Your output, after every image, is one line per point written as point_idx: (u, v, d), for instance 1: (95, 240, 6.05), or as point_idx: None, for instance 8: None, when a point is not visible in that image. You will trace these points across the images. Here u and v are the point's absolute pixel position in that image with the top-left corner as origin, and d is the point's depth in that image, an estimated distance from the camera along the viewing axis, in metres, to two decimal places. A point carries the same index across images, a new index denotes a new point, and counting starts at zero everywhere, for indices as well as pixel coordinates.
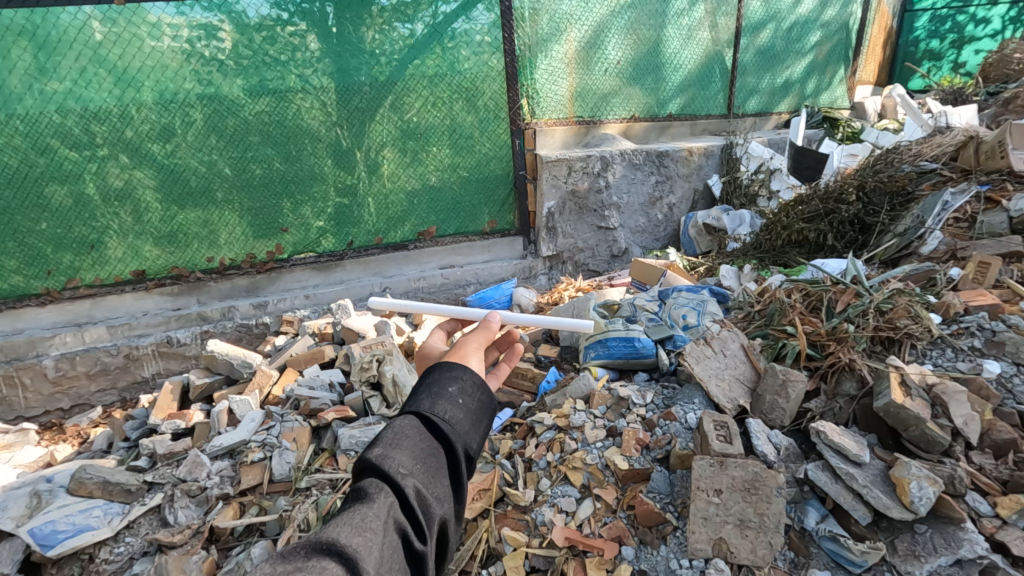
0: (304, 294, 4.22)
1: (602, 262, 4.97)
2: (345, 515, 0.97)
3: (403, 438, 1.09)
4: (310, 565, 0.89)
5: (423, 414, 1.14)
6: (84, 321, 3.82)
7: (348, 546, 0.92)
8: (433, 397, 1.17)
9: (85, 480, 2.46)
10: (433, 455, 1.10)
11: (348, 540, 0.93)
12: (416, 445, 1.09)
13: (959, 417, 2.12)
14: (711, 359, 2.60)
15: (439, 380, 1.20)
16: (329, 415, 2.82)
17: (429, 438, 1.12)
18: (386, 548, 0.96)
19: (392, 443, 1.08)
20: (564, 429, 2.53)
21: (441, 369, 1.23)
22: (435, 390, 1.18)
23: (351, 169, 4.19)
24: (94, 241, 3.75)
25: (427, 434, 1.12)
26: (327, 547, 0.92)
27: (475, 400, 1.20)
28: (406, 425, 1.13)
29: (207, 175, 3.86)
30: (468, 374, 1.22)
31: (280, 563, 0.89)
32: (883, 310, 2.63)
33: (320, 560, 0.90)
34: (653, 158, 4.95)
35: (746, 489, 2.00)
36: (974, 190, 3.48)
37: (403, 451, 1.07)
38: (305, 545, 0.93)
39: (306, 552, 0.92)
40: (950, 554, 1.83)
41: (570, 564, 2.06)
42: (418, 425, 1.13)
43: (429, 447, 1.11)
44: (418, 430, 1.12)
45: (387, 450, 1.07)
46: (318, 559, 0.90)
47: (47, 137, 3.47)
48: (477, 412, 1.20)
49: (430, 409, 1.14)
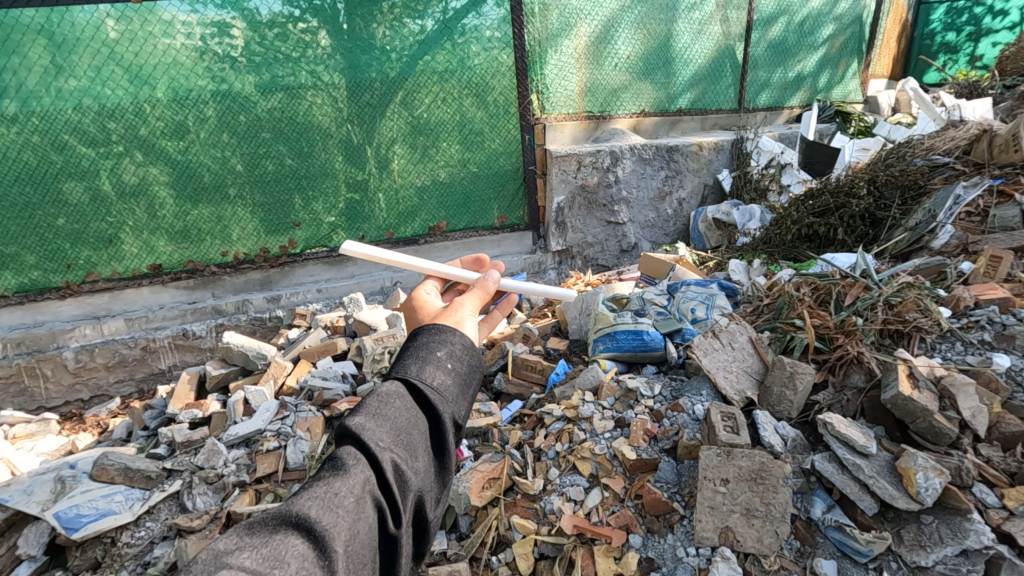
0: (316, 288, 4.28)
1: (612, 257, 4.99)
2: (317, 488, 1.00)
3: (388, 409, 1.13)
4: (277, 539, 0.92)
5: (410, 384, 1.19)
6: (102, 314, 3.91)
7: (316, 522, 0.94)
8: (419, 367, 1.21)
9: (106, 466, 2.54)
10: (415, 427, 1.14)
11: (316, 517, 0.95)
12: (399, 417, 1.13)
13: (967, 409, 2.12)
14: (719, 351, 2.62)
15: (427, 348, 1.24)
16: (343, 406, 2.89)
17: (414, 410, 1.16)
18: (356, 521, 0.99)
19: (375, 413, 1.11)
20: (573, 420, 2.57)
21: (431, 334, 1.28)
22: (424, 358, 1.22)
23: (363, 165, 4.24)
24: (111, 237, 3.83)
25: (412, 405, 1.16)
26: (296, 520, 0.95)
27: (459, 370, 1.25)
28: (392, 395, 1.16)
29: (221, 172, 3.93)
30: (457, 341, 1.28)
31: (249, 535, 0.92)
32: (891, 303, 2.62)
33: (287, 534, 0.93)
34: (662, 152, 4.95)
35: (753, 479, 2.02)
36: (986, 183, 3.45)
37: (386, 422, 1.10)
38: (275, 517, 0.95)
39: (276, 523, 0.95)
40: (956, 544, 1.84)
41: (579, 551, 2.09)
42: (402, 397, 1.17)
43: (412, 419, 1.15)
44: (403, 401, 1.16)
45: (370, 419, 1.10)
46: (286, 532, 0.93)
47: (64, 135, 3.54)
48: (460, 381, 1.25)
49: (418, 378, 1.19)
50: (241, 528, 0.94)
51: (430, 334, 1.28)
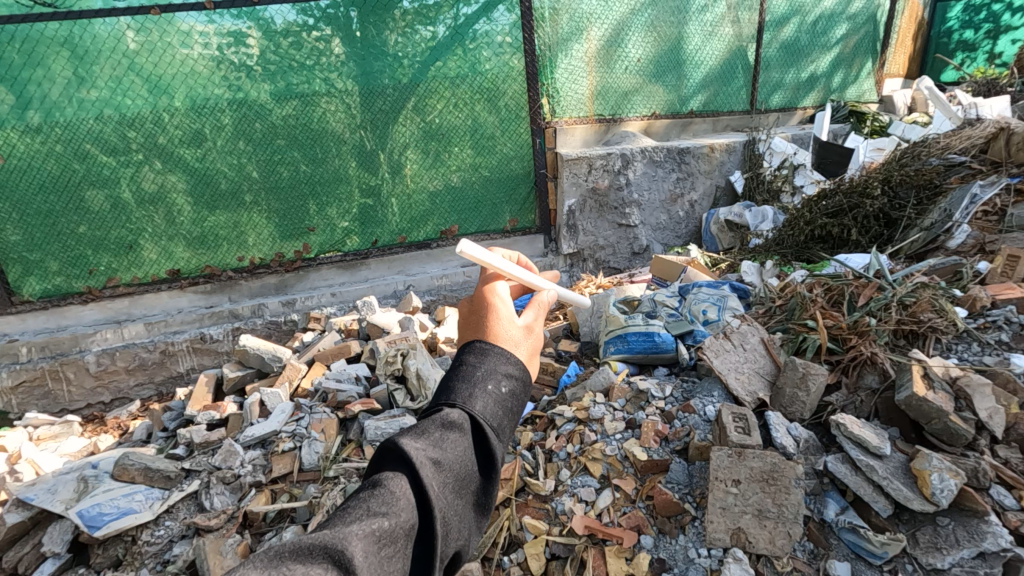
0: (330, 292, 4.36)
1: (623, 260, 5.01)
2: (361, 524, 0.99)
3: (447, 445, 1.14)
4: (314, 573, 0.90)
5: (475, 420, 1.19)
6: (122, 318, 4.01)
7: (355, 562, 0.93)
8: (483, 401, 1.22)
9: (128, 466, 2.60)
10: (467, 466, 1.16)
11: (358, 559, 0.94)
12: (456, 455, 1.14)
13: (983, 410, 2.10)
14: (731, 352, 2.59)
15: (489, 384, 1.24)
16: (356, 407, 2.94)
17: (468, 447, 1.17)
18: (389, 563, 0.99)
19: (434, 448, 1.13)
20: (584, 421, 2.57)
21: (497, 361, 1.27)
22: (489, 391, 1.23)
23: (375, 170, 4.30)
24: (131, 243, 3.93)
25: (468, 441, 1.18)
26: (337, 556, 0.93)
27: (513, 409, 1.27)
28: (453, 427, 1.17)
29: (237, 178, 4.01)
30: (520, 377, 1.30)
31: (288, 562, 0.90)
32: (905, 303, 2.57)
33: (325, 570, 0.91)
34: (674, 155, 4.95)
35: (764, 480, 2.02)
36: (1004, 182, 3.40)
37: (441, 460, 1.12)
38: (316, 547, 0.94)
39: (316, 554, 0.93)
40: (974, 546, 1.83)
41: (589, 551, 2.10)
42: (462, 430, 1.17)
43: (466, 459, 1.16)
44: (463, 438, 1.17)
45: (428, 454, 1.11)
46: (323, 567, 0.92)
47: (85, 144, 3.65)
48: (510, 419, 1.27)
49: (481, 414, 1.20)
50: (280, 551, 0.92)
51: (495, 359, 1.28)
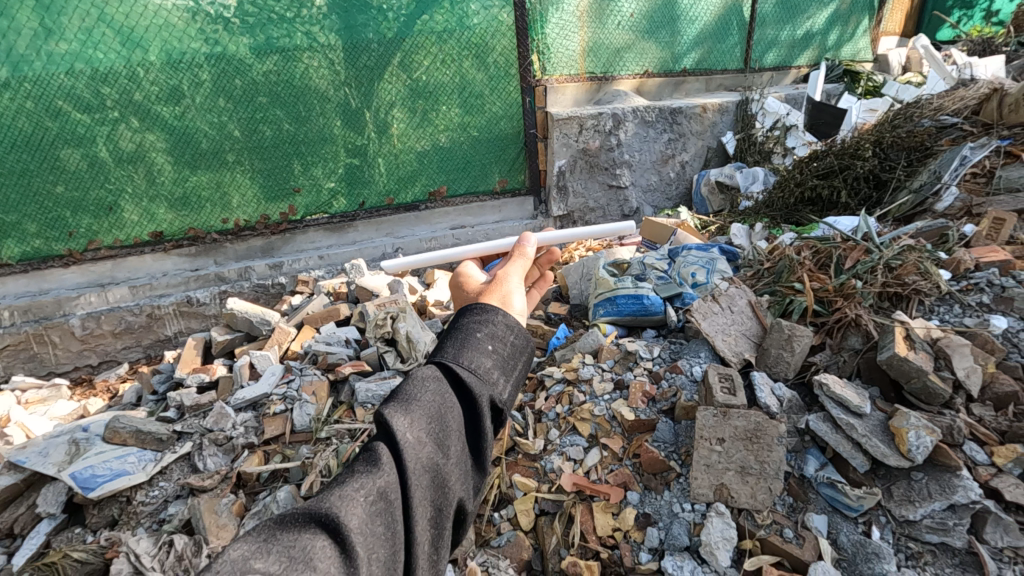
0: (318, 255, 4.31)
1: (613, 222, 4.99)
2: (346, 486, 1.02)
3: (423, 394, 1.15)
4: (304, 538, 0.94)
5: (448, 367, 1.21)
6: (106, 282, 3.95)
7: (342, 523, 0.96)
8: (457, 350, 1.24)
9: (118, 429, 2.60)
10: (449, 412, 1.16)
11: (345, 520, 0.97)
12: (435, 401, 1.15)
13: (962, 369, 2.15)
14: (718, 315, 2.62)
15: (462, 332, 1.27)
16: (346, 369, 2.95)
17: (448, 394, 1.18)
18: (381, 518, 1.01)
19: (411, 400, 1.14)
20: (573, 382, 2.61)
21: (472, 317, 1.31)
22: (463, 340, 1.25)
23: (361, 130, 4.19)
24: (111, 205, 3.83)
25: (446, 389, 1.19)
26: (325, 520, 0.97)
27: (495, 351, 1.27)
28: (428, 379, 1.19)
29: (218, 137, 3.89)
30: (498, 322, 1.30)
31: (278, 531, 0.95)
32: (891, 266, 2.60)
33: (314, 534, 0.95)
34: (666, 115, 4.87)
35: (748, 438, 2.08)
36: (993, 145, 3.40)
37: (419, 408, 1.13)
38: (304, 514, 0.98)
39: (304, 522, 0.97)
40: (944, 499, 1.91)
41: (577, 508, 2.18)
42: (437, 380, 1.19)
43: (447, 405, 1.16)
44: (439, 386, 1.18)
45: (405, 406, 1.12)
46: (313, 532, 0.96)
47: (57, 100, 3.50)
48: (496, 361, 1.26)
49: (455, 360, 1.22)
50: (271, 523, 0.97)
51: (474, 317, 1.30)
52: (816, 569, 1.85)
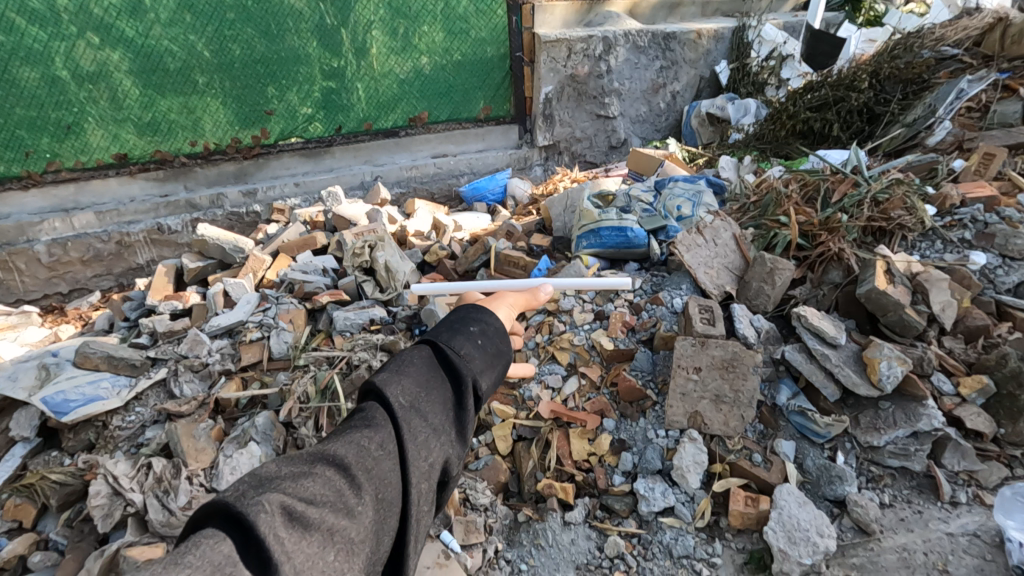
0: (293, 182, 4.15)
1: (600, 154, 4.85)
2: (347, 434, 1.03)
3: (411, 367, 1.17)
4: (314, 472, 0.96)
5: (439, 346, 1.23)
6: (70, 207, 3.74)
7: (349, 461, 0.98)
8: (449, 334, 1.26)
9: (90, 355, 2.55)
10: (439, 382, 1.17)
11: (352, 458, 0.99)
12: (424, 373, 1.17)
13: (938, 304, 2.17)
14: (701, 248, 2.57)
15: (456, 323, 1.30)
16: (324, 299, 2.89)
17: (437, 369, 1.20)
18: (382, 464, 1.02)
19: (401, 372, 1.16)
20: (553, 313, 2.56)
21: (467, 313, 1.34)
22: (456, 329, 1.28)
23: (338, 51, 3.94)
24: (70, 125, 3.55)
25: (436, 363, 1.21)
26: (332, 458, 0.99)
27: (485, 339, 1.29)
28: (417, 356, 1.21)
29: (185, 57, 3.64)
30: (489, 320, 1.33)
31: (289, 464, 0.97)
32: (878, 200, 2.55)
33: (322, 469, 0.97)
34: (659, 40, 4.64)
35: (724, 367, 2.10)
36: (992, 78, 3.29)
37: (409, 378, 1.14)
38: (315, 452, 1.00)
39: (314, 459, 0.98)
40: (908, 427, 1.98)
41: (554, 434, 2.22)
42: (427, 356, 1.21)
43: (435, 376, 1.18)
44: (429, 360, 1.20)
45: (394, 377, 1.14)
46: (322, 467, 0.97)
47: (8, 12, 3.22)
48: (488, 351, 1.27)
49: (447, 341, 1.24)
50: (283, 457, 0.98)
51: (469, 311, 1.35)
52: (782, 490, 1.91)
